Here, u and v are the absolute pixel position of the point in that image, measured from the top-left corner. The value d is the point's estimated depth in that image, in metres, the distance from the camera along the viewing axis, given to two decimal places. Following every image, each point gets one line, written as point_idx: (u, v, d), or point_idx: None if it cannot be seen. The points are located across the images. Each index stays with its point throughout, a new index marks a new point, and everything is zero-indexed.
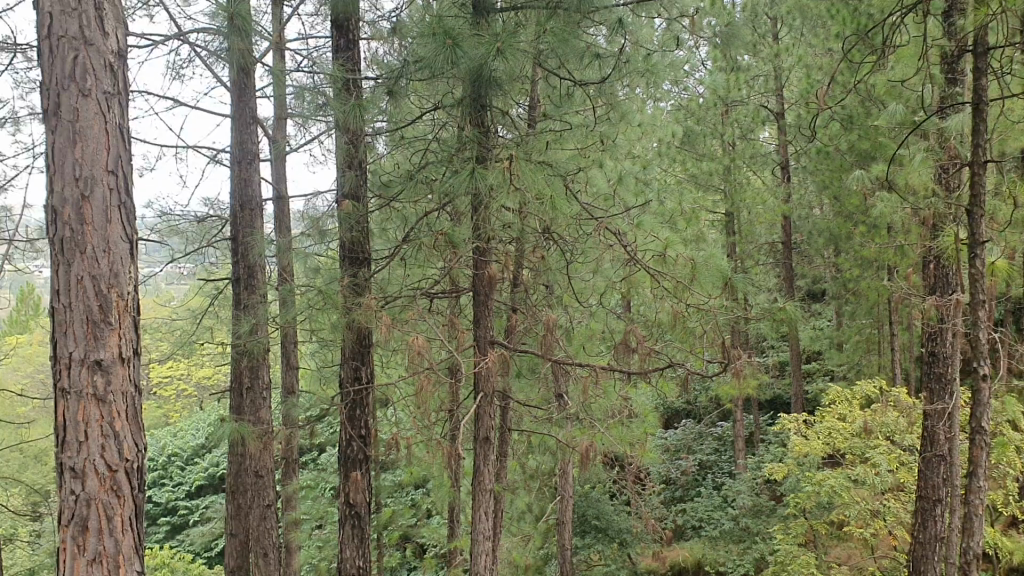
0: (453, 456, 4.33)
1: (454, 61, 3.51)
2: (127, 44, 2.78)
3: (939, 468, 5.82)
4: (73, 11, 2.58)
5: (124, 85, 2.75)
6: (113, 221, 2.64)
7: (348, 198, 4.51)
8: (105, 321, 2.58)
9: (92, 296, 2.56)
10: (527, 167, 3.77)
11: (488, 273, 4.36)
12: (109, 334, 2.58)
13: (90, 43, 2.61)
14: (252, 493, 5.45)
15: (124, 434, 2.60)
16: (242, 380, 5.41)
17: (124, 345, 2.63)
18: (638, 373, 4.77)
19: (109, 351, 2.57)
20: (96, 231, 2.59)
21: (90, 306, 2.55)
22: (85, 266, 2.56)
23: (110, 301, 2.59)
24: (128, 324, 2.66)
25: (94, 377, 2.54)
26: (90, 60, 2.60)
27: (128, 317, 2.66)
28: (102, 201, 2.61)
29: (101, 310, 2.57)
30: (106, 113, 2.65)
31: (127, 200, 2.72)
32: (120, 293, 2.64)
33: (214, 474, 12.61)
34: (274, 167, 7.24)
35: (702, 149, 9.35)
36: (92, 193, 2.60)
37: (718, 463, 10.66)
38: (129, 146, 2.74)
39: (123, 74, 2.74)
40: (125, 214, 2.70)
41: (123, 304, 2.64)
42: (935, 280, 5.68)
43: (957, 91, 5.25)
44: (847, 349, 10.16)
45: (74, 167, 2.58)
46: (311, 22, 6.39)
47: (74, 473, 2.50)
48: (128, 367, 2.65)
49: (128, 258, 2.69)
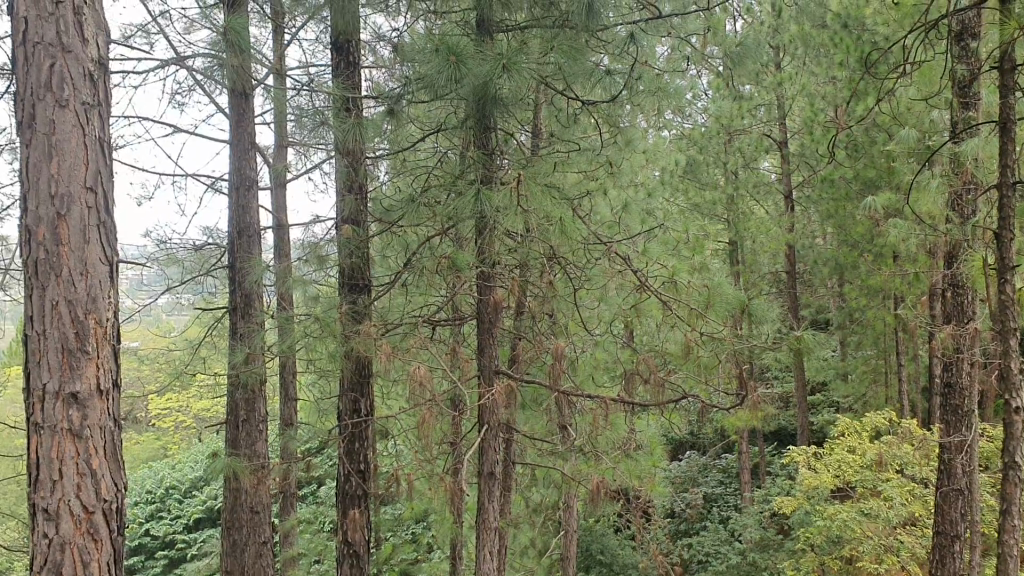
0: (456, 493, 4.13)
1: (458, 78, 3.39)
2: (108, 53, 2.64)
3: (959, 503, 5.57)
4: (50, 15, 2.43)
5: (105, 96, 2.61)
6: (91, 242, 2.48)
7: (348, 223, 4.40)
8: (82, 349, 2.42)
9: (67, 323, 2.40)
10: (536, 188, 3.63)
11: (492, 300, 4.20)
12: (86, 364, 2.42)
13: (68, 49, 2.46)
14: (248, 527, 5.27)
15: (103, 472, 2.44)
16: (238, 413, 5.23)
17: (102, 376, 2.47)
18: (649, 404, 4.57)
19: (85, 383, 2.41)
20: (73, 252, 2.43)
21: (66, 335, 2.39)
22: (60, 290, 2.40)
23: (87, 327, 2.43)
24: (106, 353, 2.50)
25: (69, 411, 2.38)
26: (68, 69, 2.46)
27: (106, 346, 2.50)
28: (80, 220, 2.46)
29: (78, 337, 2.41)
30: (85, 126, 2.50)
31: (106, 219, 2.57)
32: (98, 319, 2.48)
33: (213, 507, 12.35)
34: (274, 196, 7.13)
35: (705, 178, 9.24)
36: (68, 211, 2.44)
37: (724, 496, 10.45)
38: (109, 161, 2.59)
39: (103, 84, 2.60)
40: (103, 233, 2.54)
41: (101, 331, 2.48)
42: (950, 308, 5.49)
43: (969, 116, 5.13)
44: (853, 378, 9.99)
45: (50, 183, 2.43)
46: (312, 49, 6.32)
47: (47, 515, 2.33)
48: (106, 400, 2.48)
49: (107, 283, 2.54)
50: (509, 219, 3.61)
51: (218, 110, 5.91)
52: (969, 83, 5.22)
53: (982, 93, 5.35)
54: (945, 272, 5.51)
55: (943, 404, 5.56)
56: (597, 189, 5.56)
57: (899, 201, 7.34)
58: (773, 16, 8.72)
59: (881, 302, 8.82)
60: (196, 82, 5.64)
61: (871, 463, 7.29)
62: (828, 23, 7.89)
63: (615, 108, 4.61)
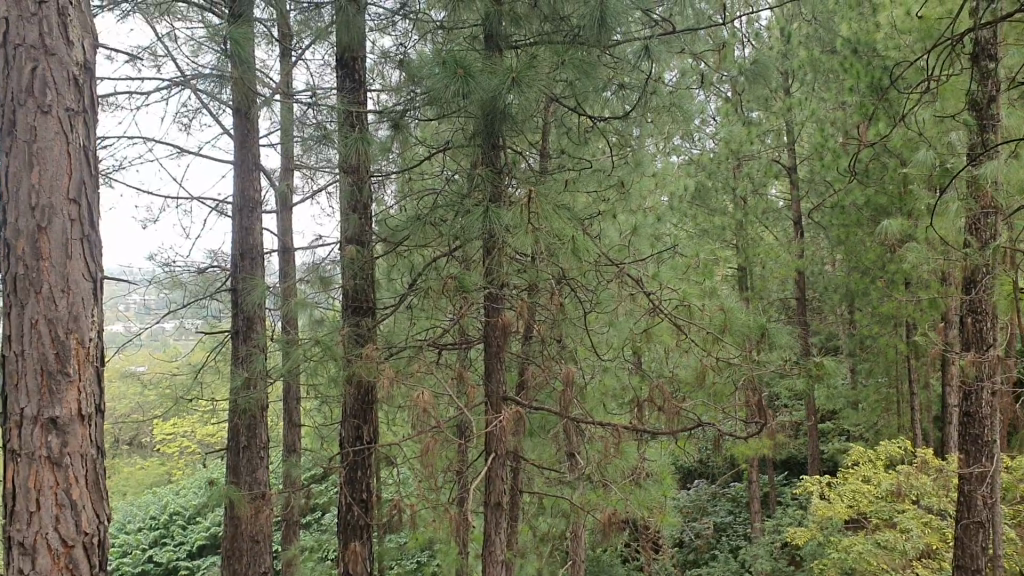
0: (462, 523, 3.97)
1: (465, 92, 3.28)
2: (94, 56, 2.52)
3: (980, 536, 5.36)
4: (32, 16, 2.32)
5: (91, 102, 2.50)
6: (73, 257, 2.37)
7: (352, 243, 4.29)
8: (62, 371, 2.29)
9: (48, 344, 2.28)
10: (548, 205, 3.52)
11: (499, 323, 4.09)
12: (67, 387, 2.29)
13: (51, 52, 2.35)
14: (248, 557, 5.12)
15: (83, 503, 2.30)
16: (239, 438, 5.09)
17: (83, 401, 2.34)
18: (662, 432, 4.43)
19: (65, 408, 2.28)
20: (54, 267, 2.32)
21: (45, 356, 2.27)
22: (40, 307, 2.29)
23: (68, 348, 2.31)
24: (89, 376, 2.37)
25: (48, 438, 2.25)
26: (51, 72, 2.35)
27: (89, 368, 2.37)
28: (62, 233, 2.34)
29: (58, 359, 2.29)
30: (69, 133, 2.39)
31: (91, 234, 2.45)
32: (80, 339, 2.35)
33: (216, 534, 12.13)
34: (280, 218, 7.03)
35: (714, 204, 9.00)
36: (50, 223, 2.33)
37: (734, 525, 10.26)
38: (95, 171, 2.47)
39: (90, 89, 2.49)
40: (88, 248, 2.42)
41: (83, 352, 2.35)
42: (969, 335, 5.35)
43: (987, 138, 5.04)
44: (865, 407, 9.83)
45: (31, 194, 2.31)
46: (319, 71, 6.23)
47: (23, 550, 2.20)
48: (88, 426, 2.35)
49: (91, 299, 2.42)
50: (518, 238, 3.51)
51: (224, 130, 5.83)
52: (986, 105, 5.13)
53: (1003, 114, 5.25)
54: (964, 297, 5.39)
55: (962, 434, 5.41)
56: (607, 212, 5.47)
57: (914, 226, 7.23)
58: (782, 41, 8.66)
59: (895, 329, 8.68)
60: (202, 104, 5.58)
61: (886, 494, 7.12)
62: (838, 49, 7.84)
63: (627, 126, 4.52)
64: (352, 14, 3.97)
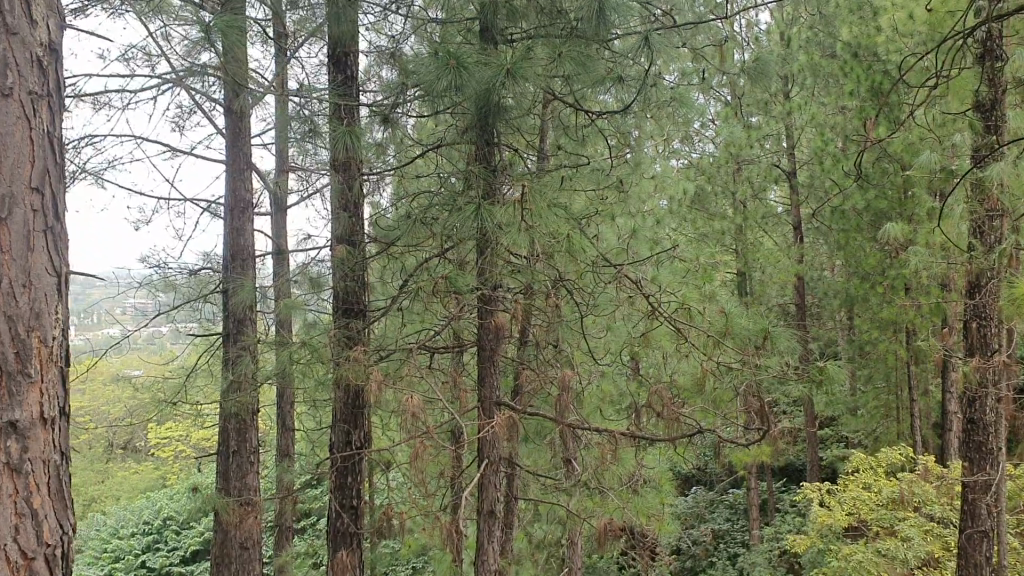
0: (453, 531, 3.84)
1: (459, 84, 3.15)
2: (59, 38, 2.27)
3: (984, 547, 5.22)
4: None
5: (53, 86, 2.22)
6: (36, 249, 2.08)
7: (343, 243, 4.19)
8: (23, 372, 1.99)
9: (8, 342, 1.97)
10: (542, 202, 3.42)
11: (494, 325, 3.98)
12: (28, 389, 2.00)
13: (13, 32, 2.07)
14: (237, 565, 4.99)
15: (45, 512, 2.01)
16: (229, 443, 4.96)
17: (45, 404, 2.06)
18: (659, 438, 4.31)
19: (26, 411, 1.98)
20: (15, 260, 2.01)
21: (5, 355, 1.96)
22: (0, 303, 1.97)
23: (30, 347, 2.01)
24: (52, 377, 2.09)
25: (7, 443, 1.94)
26: (14, 52, 2.07)
27: (51, 368, 2.09)
28: (24, 225, 2.04)
29: (18, 359, 1.98)
30: (31, 119, 2.10)
31: (53, 226, 2.16)
32: (42, 337, 2.06)
33: (209, 539, 11.95)
34: (274, 221, 6.93)
35: (714, 208, 8.71)
36: (11, 214, 2.02)
37: (732, 533, 10.15)
38: (57, 159, 2.19)
39: (53, 72, 2.22)
40: (51, 241, 2.14)
41: (46, 352, 2.07)
42: (973, 340, 5.22)
43: (991, 140, 4.93)
44: (864, 413, 9.73)
45: None
46: (314, 71, 6.13)
47: None
48: (49, 431, 2.07)
49: (53, 296, 2.13)
50: (511, 237, 3.40)
51: (218, 130, 5.72)
52: (993, 107, 5.02)
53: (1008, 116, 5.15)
54: (968, 302, 5.27)
55: (965, 440, 5.30)
56: (604, 214, 5.37)
57: (916, 230, 7.13)
58: (781, 44, 8.57)
59: (895, 335, 8.58)
60: (195, 103, 5.47)
61: (888, 501, 6.99)
62: (838, 52, 7.76)
63: (625, 123, 4.41)
64: (345, 8, 3.85)
